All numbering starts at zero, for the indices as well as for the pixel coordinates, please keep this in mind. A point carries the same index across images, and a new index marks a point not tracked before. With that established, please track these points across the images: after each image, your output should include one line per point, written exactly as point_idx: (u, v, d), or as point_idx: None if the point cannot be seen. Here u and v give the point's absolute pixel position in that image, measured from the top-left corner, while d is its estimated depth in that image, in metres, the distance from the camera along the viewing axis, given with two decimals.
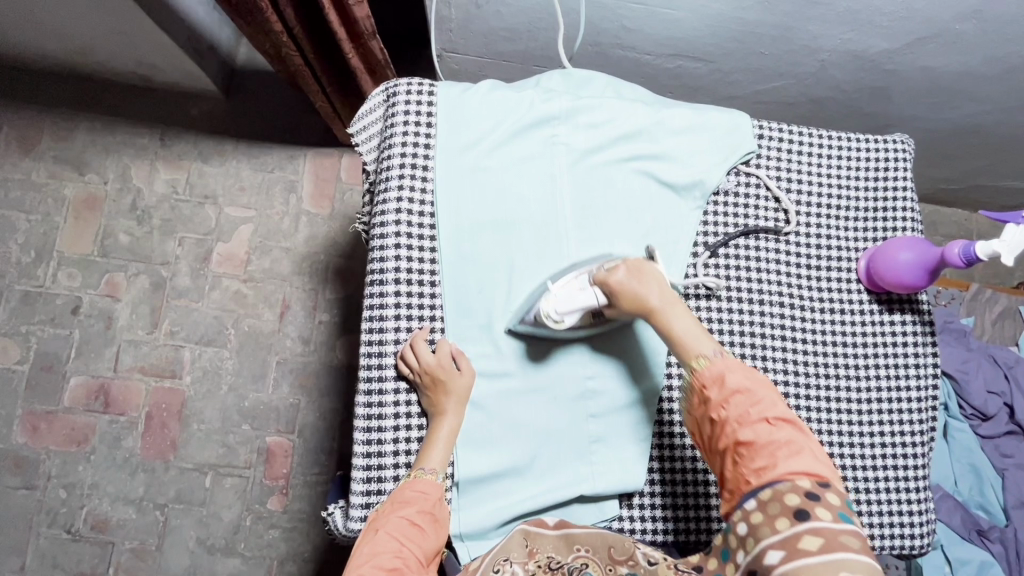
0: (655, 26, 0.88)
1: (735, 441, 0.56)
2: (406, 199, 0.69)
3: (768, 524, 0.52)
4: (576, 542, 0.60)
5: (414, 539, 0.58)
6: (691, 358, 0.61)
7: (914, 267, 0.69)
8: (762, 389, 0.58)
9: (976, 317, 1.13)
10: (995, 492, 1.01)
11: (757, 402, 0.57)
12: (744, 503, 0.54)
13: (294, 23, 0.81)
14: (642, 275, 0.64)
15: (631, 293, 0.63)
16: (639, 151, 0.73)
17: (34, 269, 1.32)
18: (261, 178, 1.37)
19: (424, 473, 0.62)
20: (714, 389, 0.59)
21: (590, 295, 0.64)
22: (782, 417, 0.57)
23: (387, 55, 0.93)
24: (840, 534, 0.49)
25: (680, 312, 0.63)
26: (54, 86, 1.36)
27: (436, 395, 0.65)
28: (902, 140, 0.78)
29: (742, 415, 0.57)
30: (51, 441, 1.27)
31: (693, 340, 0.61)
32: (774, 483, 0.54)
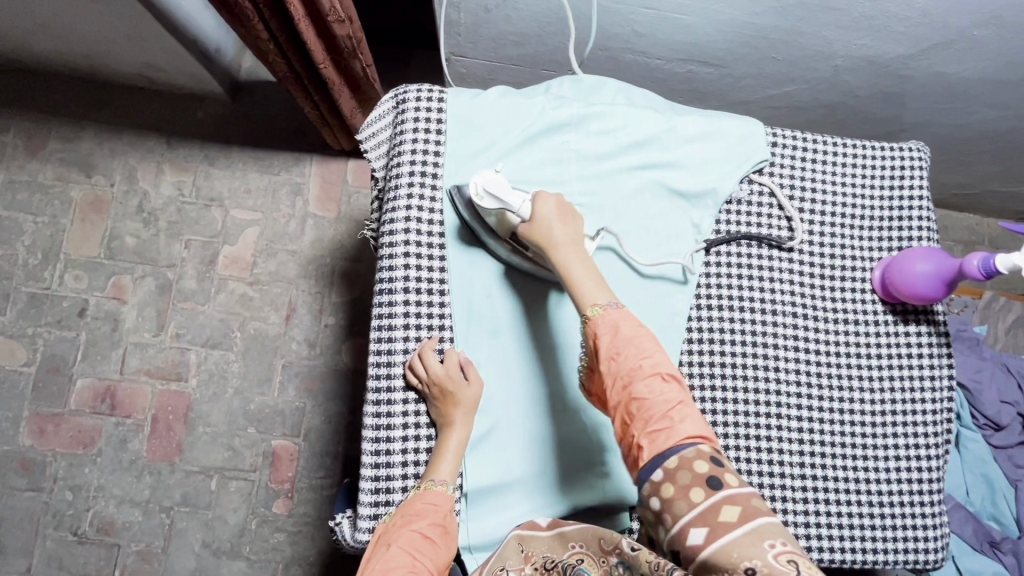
0: (666, 30, 0.87)
1: (630, 397, 0.56)
2: (415, 207, 0.68)
3: (678, 494, 0.51)
4: (571, 540, 0.59)
5: (426, 553, 0.58)
6: (585, 306, 0.60)
7: (930, 279, 0.68)
8: (651, 344, 0.58)
9: (990, 325, 1.13)
10: (1008, 503, 1.00)
11: (648, 356, 0.57)
12: (649, 474, 0.53)
13: (278, 36, 0.79)
14: (567, 215, 0.64)
15: (545, 221, 0.63)
16: (651, 159, 0.72)
17: (40, 271, 1.32)
18: (268, 181, 1.37)
19: (435, 485, 0.62)
20: (604, 340, 0.58)
21: (519, 198, 0.63)
22: (673, 374, 0.57)
23: (369, 72, 0.92)
24: (750, 500, 0.49)
25: (578, 256, 0.62)
26: (60, 88, 1.36)
27: (445, 406, 0.64)
28: (918, 149, 0.76)
29: (634, 368, 0.56)
30: (58, 443, 1.28)
31: (587, 287, 0.61)
32: (675, 447, 0.53)
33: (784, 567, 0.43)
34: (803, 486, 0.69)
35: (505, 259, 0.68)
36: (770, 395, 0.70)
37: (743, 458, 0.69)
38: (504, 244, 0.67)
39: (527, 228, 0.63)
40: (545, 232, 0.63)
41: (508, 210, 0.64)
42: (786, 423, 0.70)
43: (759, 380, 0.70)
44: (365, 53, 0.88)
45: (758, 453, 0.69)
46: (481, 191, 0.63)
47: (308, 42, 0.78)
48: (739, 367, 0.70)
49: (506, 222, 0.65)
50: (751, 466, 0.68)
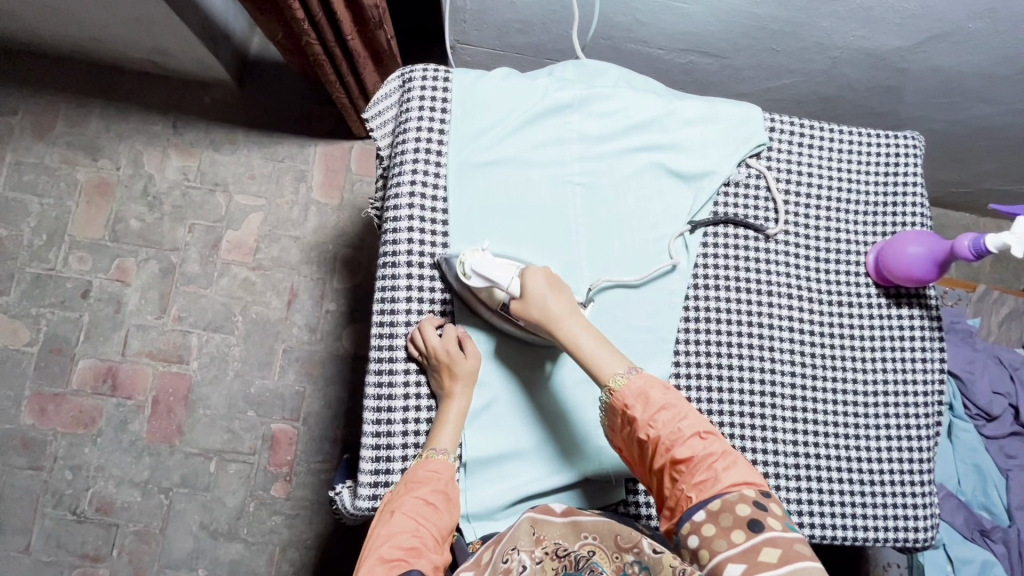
0: (668, 20, 0.89)
1: (672, 459, 0.57)
2: (419, 181, 0.70)
3: (722, 537, 0.52)
4: (584, 530, 0.58)
5: (429, 518, 0.59)
6: (606, 377, 0.60)
7: (923, 260, 0.69)
8: (683, 403, 0.59)
9: (983, 318, 1.14)
10: (998, 492, 1.02)
11: (685, 417, 0.58)
12: (692, 517, 0.55)
13: (318, 15, 0.81)
14: (557, 286, 0.63)
15: (539, 298, 0.61)
16: (651, 141, 0.73)
17: (45, 252, 1.33)
18: (272, 167, 1.38)
19: (436, 454, 0.63)
20: (639, 408, 0.58)
21: (508, 274, 0.63)
22: (711, 428, 0.58)
23: (390, 42, 0.95)
24: (794, 542, 0.51)
25: (581, 324, 0.62)
26: (69, 71, 1.37)
27: (444, 377, 0.65)
28: (913, 137, 0.78)
29: (674, 433, 0.57)
30: (59, 422, 1.28)
31: (603, 356, 0.61)
32: (720, 493, 0.55)
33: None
34: (795, 464, 0.70)
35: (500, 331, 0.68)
36: (764, 374, 0.71)
37: (737, 435, 0.70)
38: (498, 318, 0.66)
39: (517, 305, 0.62)
40: (545, 309, 0.61)
41: (497, 286, 0.63)
42: (779, 403, 0.71)
43: (753, 360, 0.71)
44: (386, 26, 0.92)
45: (752, 431, 0.70)
46: (469, 269, 0.63)
47: (339, 14, 0.81)
48: (735, 346, 0.71)
49: (496, 298, 0.64)
50: (744, 443, 0.70)
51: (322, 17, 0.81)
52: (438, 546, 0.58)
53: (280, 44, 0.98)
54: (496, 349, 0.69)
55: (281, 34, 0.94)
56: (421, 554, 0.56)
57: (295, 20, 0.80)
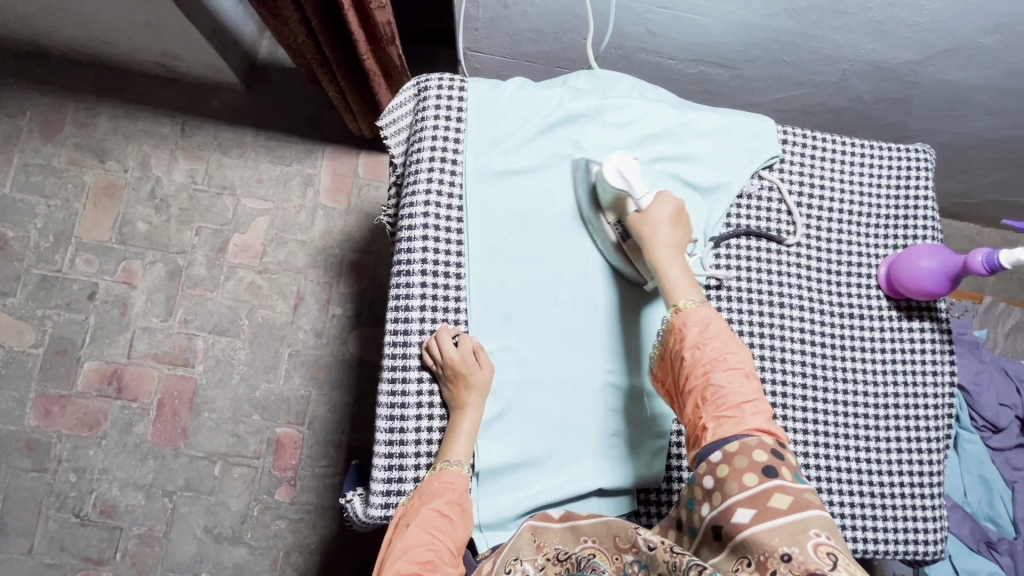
0: (679, 30, 0.89)
1: (705, 383, 0.57)
2: (434, 192, 0.70)
3: (733, 478, 0.52)
4: (583, 534, 0.59)
5: (444, 530, 0.59)
6: (676, 299, 0.62)
7: (935, 274, 0.69)
8: (736, 342, 0.60)
9: (988, 330, 1.14)
10: (1004, 504, 1.02)
11: (732, 352, 0.59)
12: (709, 454, 0.55)
13: (314, 19, 0.84)
14: (679, 219, 0.67)
15: (657, 215, 0.66)
16: (666, 153, 0.74)
17: (52, 254, 1.33)
18: (279, 171, 1.39)
19: (450, 465, 0.63)
20: (691, 331, 0.60)
21: (646, 189, 0.66)
22: (754, 372, 0.58)
23: (404, 61, 0.95)
24: (806, 493, 0.50)
25: (677, 259, 0.64)
26: (77, 72, 1.38)
27: (458, 389, 0.65)
28: (924, 151, 0.78)
29: (717, 359, 0.58)
30: (63, 425, 1.28)
31: (682, 285, 0.63)
32: (739, 434, 0.55)
33: (824, 559, 0.44)
34: (807, 475, 0.70)
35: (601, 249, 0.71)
36: (775, 385, 0.71)
37: None
38: (607, 230, 0.69)
39: (638, 216, 0.66)
40: (654, 227, 0.65)
41: (629, 195, 0.66)
42: (791, 414, 0.71)
43: (766, 371, 0.72)
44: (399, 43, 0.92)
45: None
46: (611, 168, 0.66)
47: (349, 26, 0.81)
48: None
49: (622, 205, 0.68)
50: None
51: (319, 22, 0.85)
52: (454, 559, 0.58)
53: (283, 38, 0.96)
54: (519, 318, 0.69)
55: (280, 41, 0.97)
56: (436, 568, 0.56)
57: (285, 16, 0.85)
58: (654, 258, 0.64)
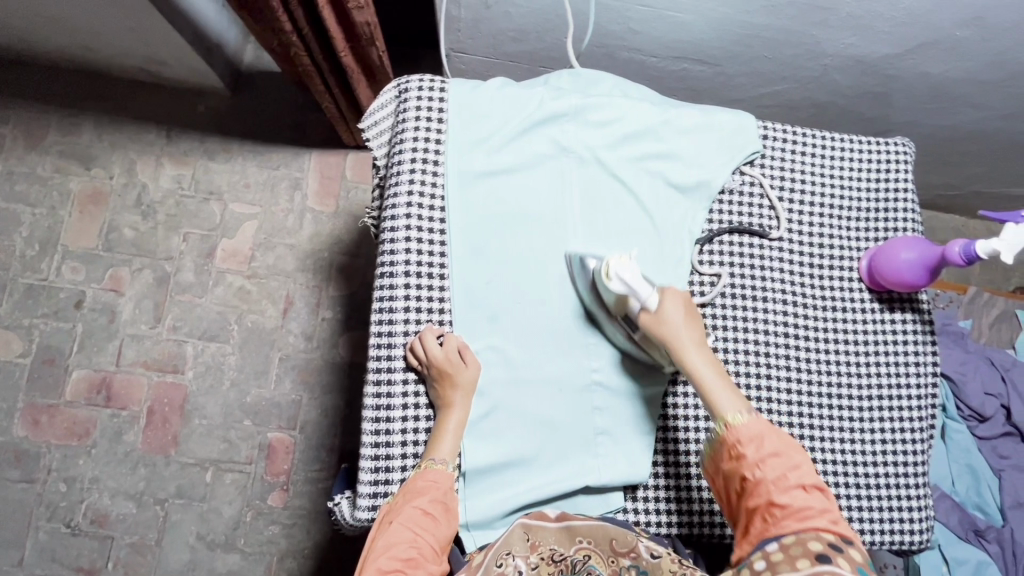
0: (661, 28, 0.89)
1: (769, 502, 0.55)
2: (417, 192, 0.70)
3: (787, 565, 0.50)
4: (579, 534, 0.59)
5: (428, 528, 0.59)
6: (722, 412, 0.61)
7: (914, 267, 0.70)
8: (797, 452, 0.58)
9: (974, 320, 1.14)
10: (992, 493, 1.03)
11: (795, 468, 0.57)
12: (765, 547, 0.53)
13: (304, 25, 0.83)
14: (692, 317, 0.66)
15: (673, 319, 0.64)
16: (647, 150, 0.74)
17: (38, 263, 1.32)
18: (267, 175, 1.38)
19: (435, 464, 0.63)
20: (749, 447, 0.58)
21: (649, 287, 0.65)
22: (820, 485, 0.56)
23: (385, 61, 0.95)
24: None
25: (707, 361, 0.64)
26: (60, 80, 1.37)
27: (444, 388, 0.65)
28: (902, 144, 0.79)
29: (780, 477, 0.56)
30: (53, 434, 1.27)
31: (722, 393, 0.62)
32: (796, 530, 0.53)
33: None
34: None
35: (621, 346, 0.70)
36: (760, 379, 0.72)
37: None
38: (623, 330, 0.68)
39: (650, 318, 0.65)
40: (672, 330, 0.64)
41: (635, 297, 0.65)
42: (776, 408, 0.72)
43: (750, 366, 0.72)
44: (381, 44, 0.92)
45: None
46: (612, 274, 0.64)
47: (327, 26, 0.82)
48: (732, 353, 0.72)
49: (625, 304, 0.67)
50: None
51: (308, 29, 0.84)
52: (437, 557, 0.58)
53: (278, 56, 0.95)
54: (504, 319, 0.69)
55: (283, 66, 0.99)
56: (418, 566, 0.56)
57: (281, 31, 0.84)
58: (685, 365, 0.64)
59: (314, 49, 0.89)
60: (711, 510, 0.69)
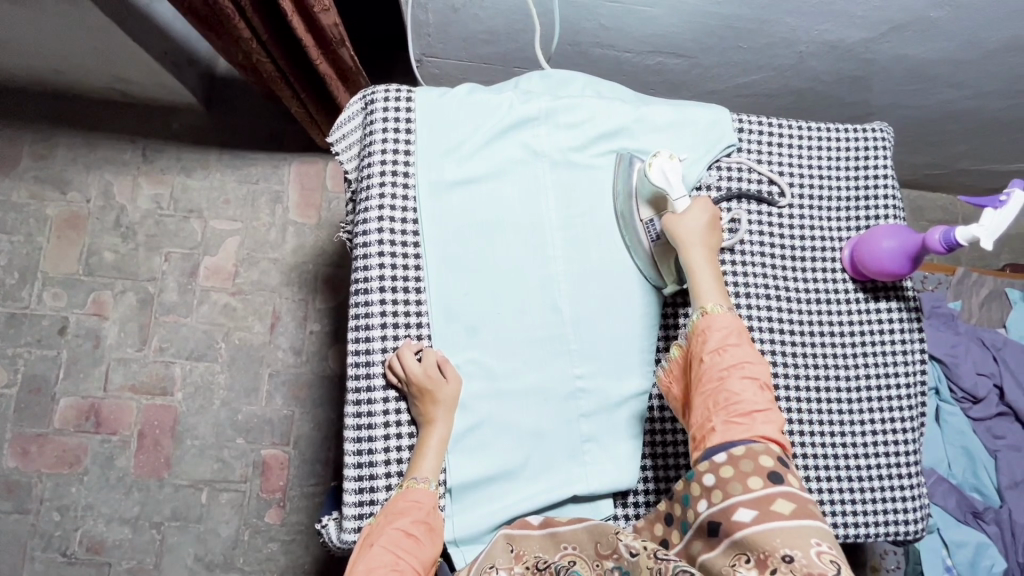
0: (632, 23, 0.88)
1: (722, 395, 0.57)
2: (388, 206, 0.69)
3: (736, 476, 0.53)
4: (564, 541, 0.60)
5: (410, 551, 0.58)
6: (704, 301, 0.63)
7: (896, 255, 0.69)
8: (755, 355, 0.60)
9: (963, 301, 1.13)
10: (988, 473, 1.03)
11: (751, 367, 0.58)
12: (713, 455, 0.55)
13: (263, 31, 0.82)
14: (714, 226, 0.68)
15: (692, 218, 0.66)
16: (622, 150, 0.73)
17: (18, 291, 1.30)
18: (246, 190, 1.36)
19: (417, 483, 0.62)
20: (712, 337, 0.60)
21: (683, 191, 0.68)
22: (769, 387, 0.58)
23: (358, 62, 0.94)
24: (807, 502, 0.51)
25: (709, 264, 0.65)
26: (30, 103, 1.35)
27: (424, 404, 0.64)
28: (881, 130, 0.78)
29: (737, 374, 0.58)
30: (43, 464, 1.26)
31: (709, 288, 0.64)
32: (746, 440, 0.55)
33: (825, 564, 0.45)
34: None
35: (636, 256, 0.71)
36: None
37: None
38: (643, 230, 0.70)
39: (675, 214, 0.67)
40: (693, 228, 0.66)
41: (670, 194, 0.68)
42: None
43: None
44: (350, 46, 0.90)
45: None
46: (654, 168, 0.68)
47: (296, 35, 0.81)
48: None
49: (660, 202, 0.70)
50: None
51: (268, 35, 0.83)
52: None
53: (240, 64, 0.94)
54: (484, 330, 0.68)
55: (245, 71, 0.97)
56: None
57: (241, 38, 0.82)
58: (687, 259, 0.65)
59: (279, 55, 0.87)
60: None
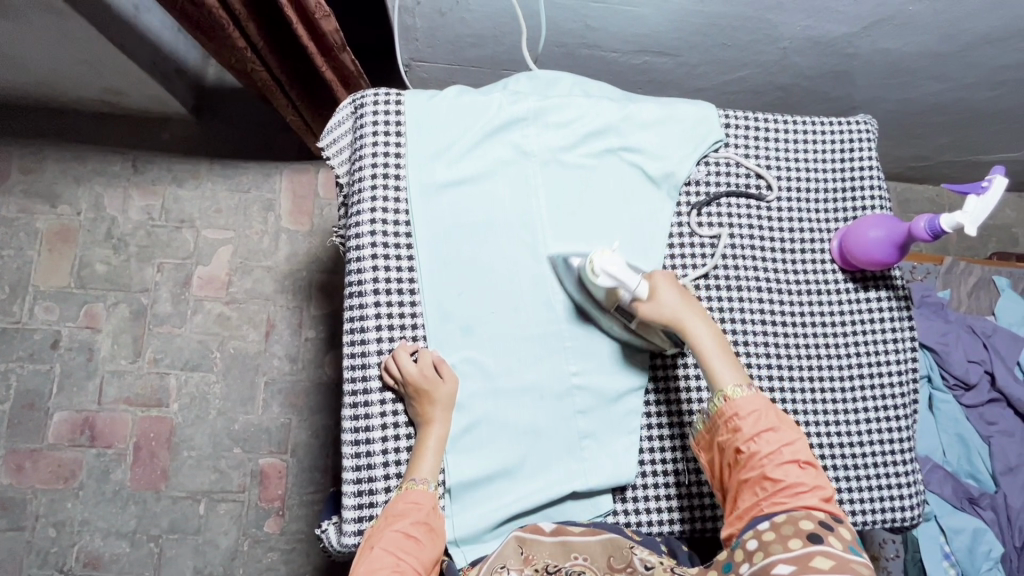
0: (618, 23, 0.89)
1: (763, 474, 0.57)
2: (380, 209, 0.69)
3: (778, 540, 0.53)
4: (574, 550, 0.61)
5: (411, 551, 0.58)
6: (721, 385, 0.62)
7: (883, 244, 0.70)
8: (792, 428, 0.60)
9: (952, 290, 1.15)
10: (982, 459, 1.04)
11: (790, 443, 0.59)
12: (756, 523, 0.56)
13: (258, 39, 0.83)
14: (684, 293, 0.67)
15: (669, 303, 0.65)
16: (611, 148, 0.74)
17: (9, 305, 1.29)
18: (238, 199, 1.36)
19: (416, 483, 0.62)
20: (747, 422, 0.59)
21: (636, 277, 0.65)
22: (809, 460, 0.58)
23: (358, 66, 0.95)
24: (852, 563, 0.51)
25: (711, 336, 0.65)
26: (18, 118, 1.34)
27: (422, 405, 0.64)
28: (865, 122, 0.79)
29: (775, 452, 0.58)
30: (38, 479, 1.25)
31: (721, 365, 0.63)
32: (787, 509, 0.56)
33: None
34: None
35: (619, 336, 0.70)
36: None
37: None
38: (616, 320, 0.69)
39: (647, 307, 0.65)
40: (674, 310, 0.65)
41: (624, 287, 0.65)
42: None
43: None
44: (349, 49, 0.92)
45: None
46: (598, 269, 0.65)
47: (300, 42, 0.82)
48: None
49: (614, 295, 0.67)
50: None
51: (262, 43, 0.84)
52: None
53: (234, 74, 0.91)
54: (478, 330, 0.68)
55: (242, 82, 0.96)
56: None
57: (236, 49, 0.82)
58: (690, 339, 0.65)
59: (275, 62, 0.89)
60: (697, 503, 0.70)
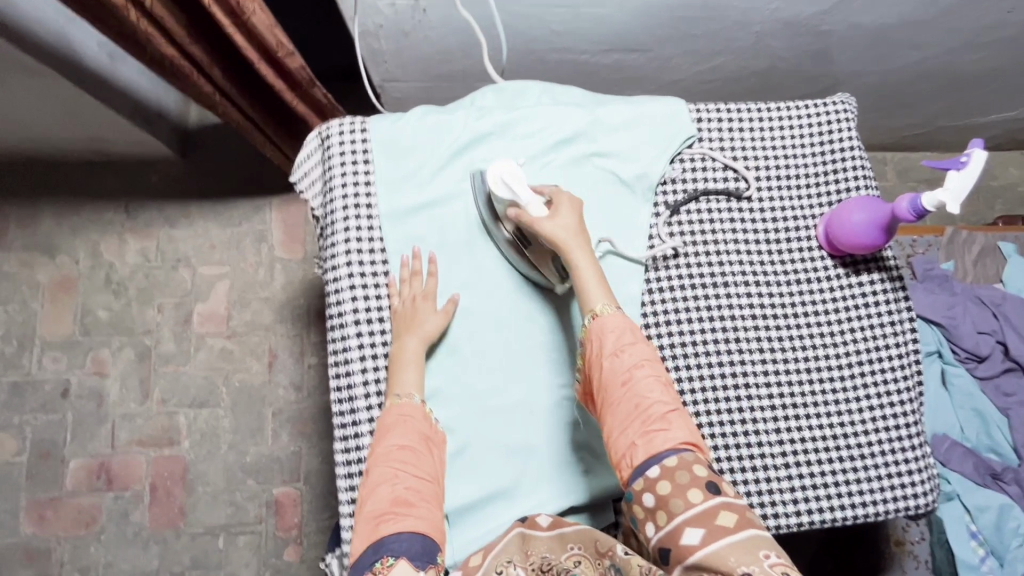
0: (583, 25, 0.88)
1: (630, 395, 0.57)
2: (354, 239, 0.69)
3: (675, 492, 0.52)
4: (570, 541, 0.58)
5: (410, 464, 0.57)
6: (591, 305, 0.61)
7: (867, 226, 0.69)
8: (649, 348, 0.61)
9: (956, 261, 1.12)
10: (1002, 433, 1.01)
11: (650, 361, 0.59)
12: (647, 471, 0.54)
13: (224, 84, 0.84)
14: (580, 217, 0.65)
15: (561, 219, 0.64)
16: (583, 154, 0.73)
17: (18, 359, 1.32)
18: (230, 233, 1.37)
19: (400, 398, 0.61)
20: (607, 339, 0.59)
21: (533, 195, 0.65)
22: (670, 381, 0.59)
23: (330, 97, 0.95)
24: (747, 508, 0.52)
25: (589, 257, 0.63)
26: (12, 175, 1.37)
27: (401, 321, 0.66)
28: (843, 101, 0.77)
29: (637, 370, 0.58)
30: (60, 527, 1.27)
31: (594, 288, 0.62)
32: (673, 449, 0.55)
33: None
34: (782, 452, 0.69)
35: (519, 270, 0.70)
36: (734, 367, 0.70)
37: (721, 431, 0.69)
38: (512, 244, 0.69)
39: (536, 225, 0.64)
40: (560, 231, 0.63)
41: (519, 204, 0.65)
42: (755, 394, 0.70)
43: (722, 354, 0.70)
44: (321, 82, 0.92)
45: (734, 427, 0.69)
46: (498, 180, 0.65)
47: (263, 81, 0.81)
48: (701, 344, 0.70)
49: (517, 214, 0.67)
50: (732, 438, 0.69)
51: (229, 86, 0.85)
52: (427, 490, 0.57)
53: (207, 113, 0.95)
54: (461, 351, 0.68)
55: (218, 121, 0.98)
56: (408, 505, 0.55)
57: (203, 93, 0.84)
58: (569, 261, 0.63)
59: (245, 103, 0.89)
60: None
